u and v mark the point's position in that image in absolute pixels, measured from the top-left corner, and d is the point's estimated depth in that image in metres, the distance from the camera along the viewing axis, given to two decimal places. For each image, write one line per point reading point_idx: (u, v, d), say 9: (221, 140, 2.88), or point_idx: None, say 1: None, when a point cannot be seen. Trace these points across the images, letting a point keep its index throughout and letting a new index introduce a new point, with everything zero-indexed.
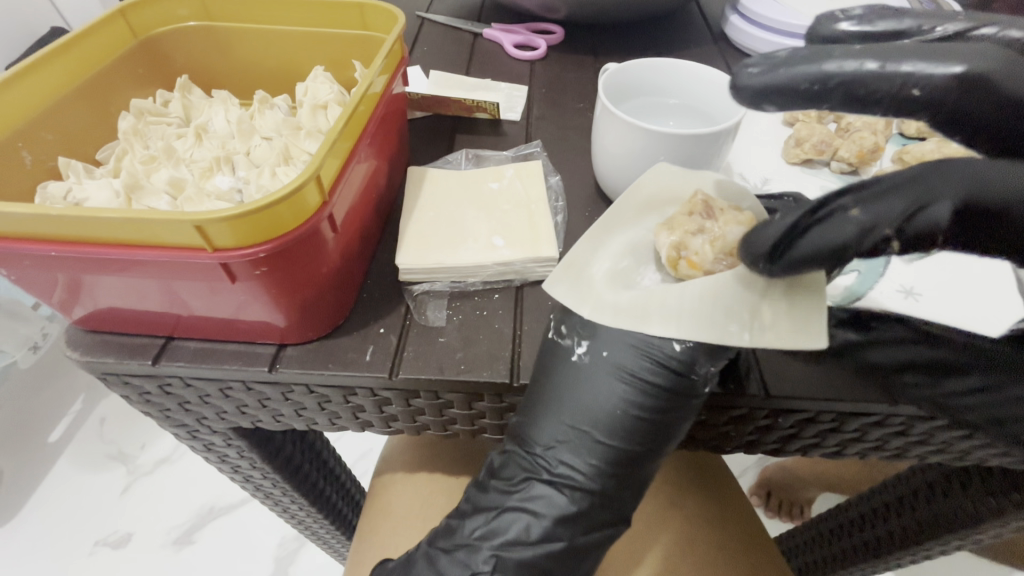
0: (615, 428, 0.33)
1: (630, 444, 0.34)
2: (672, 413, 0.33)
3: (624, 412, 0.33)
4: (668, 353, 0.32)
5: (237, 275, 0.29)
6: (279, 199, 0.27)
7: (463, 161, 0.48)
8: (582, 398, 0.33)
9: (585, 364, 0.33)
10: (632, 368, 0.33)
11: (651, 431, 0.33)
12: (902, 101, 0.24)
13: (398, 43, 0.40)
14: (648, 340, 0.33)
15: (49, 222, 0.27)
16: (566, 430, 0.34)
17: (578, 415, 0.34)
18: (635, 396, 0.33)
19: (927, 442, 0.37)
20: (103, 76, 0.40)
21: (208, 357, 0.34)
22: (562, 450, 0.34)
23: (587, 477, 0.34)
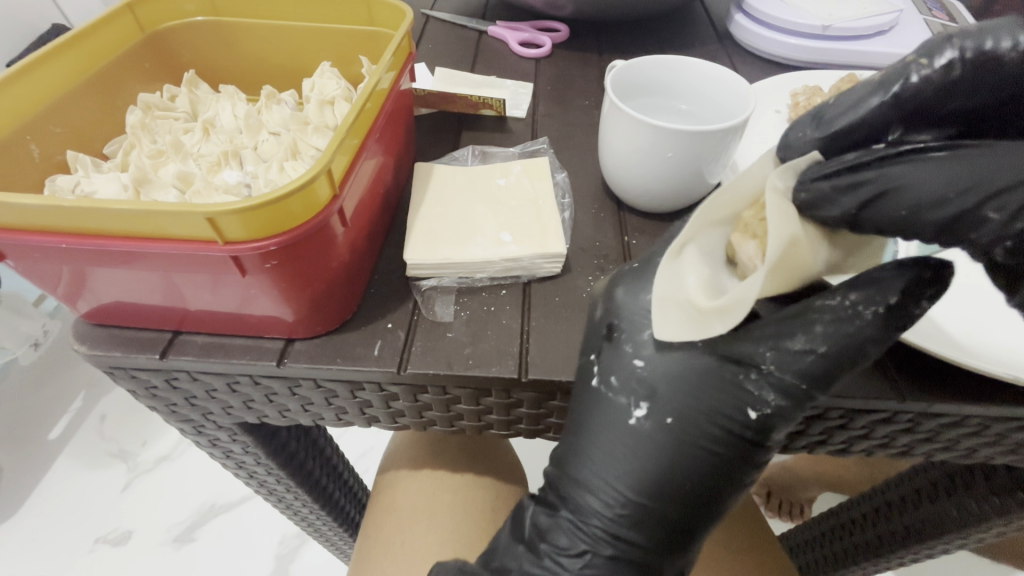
0: (680, 497, 0.32)
1: (696, 513, 0.33)
2: (738, 474, 0.33)
3: (691, 482, 0.32)
4: (738, 420, 0.31)
5: (247, 268, 0.29)
6: (289, 192, 0.27)
7: (470, 158, 0.48)
8: (645, 470, 0.32)
9: (647, 429, 0.32)
10: (697, 435, 0.31)
11: (715, 495, 0.33)
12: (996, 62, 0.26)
13: (406, 39, 0.40)
14: (715, 404, 0.31)
15: (59, 214, 0.27)
16: (627, 500, 0.33)
17: (640, 485, 0.32)
18: (702, 462, 0.32)
19: (934, 440, 0.37)
20: (111, 71, 0.40)
21: (215, 351, 0.34)
22: (626, 523, 0.33)
23: (651, 545, 0.34)
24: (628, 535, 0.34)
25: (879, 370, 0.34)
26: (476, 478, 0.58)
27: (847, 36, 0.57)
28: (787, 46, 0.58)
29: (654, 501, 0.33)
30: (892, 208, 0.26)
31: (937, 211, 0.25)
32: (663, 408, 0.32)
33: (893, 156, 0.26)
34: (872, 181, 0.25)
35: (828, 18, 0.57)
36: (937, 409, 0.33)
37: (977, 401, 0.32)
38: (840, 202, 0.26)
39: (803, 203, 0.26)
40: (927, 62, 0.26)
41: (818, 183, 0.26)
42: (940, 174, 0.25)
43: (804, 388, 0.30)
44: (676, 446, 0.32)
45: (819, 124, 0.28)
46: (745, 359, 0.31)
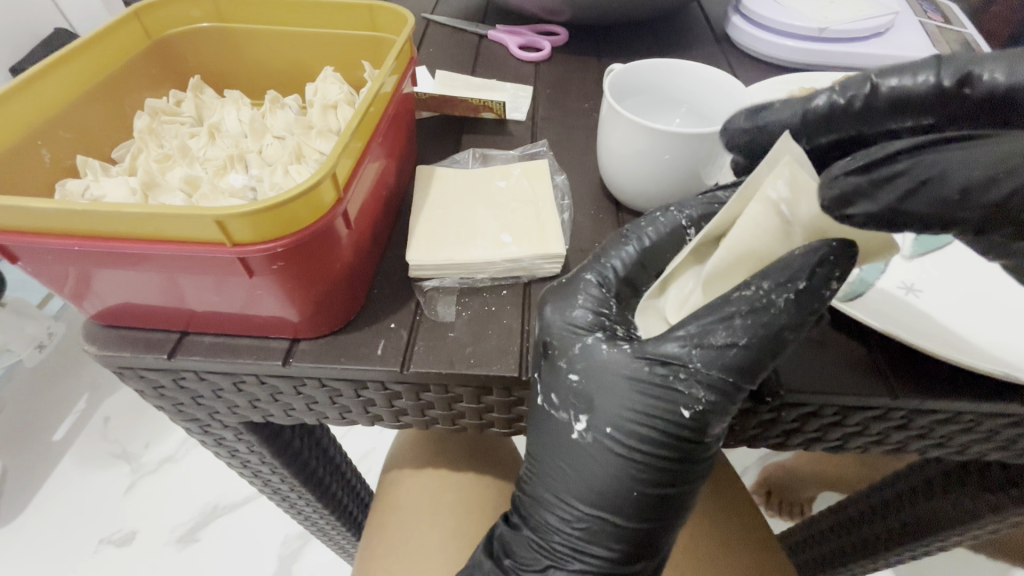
0: (632, 506, 0.33)
1: (652, 517, 0.34)
2: (686, 474, 0.33)
3: (640, 489, 0.33)
4: (674, 421, 0.32)
5: (254, 269, 0.30)
6: (295, 196, 0.27)
7: (471, 161, 0.49)
8: (592, 483, 0.33)
9: (588, 442, 0.33)
10: (634, 441, 0.32)
11: (666, 499, 0.34)
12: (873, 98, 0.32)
13: (408, 44, 0.40)
14: (649, 407, 0.32)
15: (71, 218, 0.28)
16: (579, 514, 0.34)
17: (592, 498, 0.34)
18: (647, 468, 0.33)
19: (927, 436, 0.37)
20: (119, 77, 0.41)
21: (223, 351, 0.35)
22: (585, 538, 0.34)
23: (614, 556, 0.35)
24: (591, 550, 0.35)
25: (870, 367, 0.34)
26: (478, 477, 0.59)
27: (845, 38, 0.58)
28: (784, 48, 0.59)
29: (604, 512, 0.34)
30: (934, 198, 0.25)
31: (982, 194, 0.25)
32: (601, 420, 0.32)
33: (918, 148, 0.26)
34: (906, 173, 0.25)
35: (825, 20, 0.57)
36: (928, 405, 0.34)
37: (975, 399, 0.33)
38: (878, 197, 0.25)
39: (834, 199, 0.26)
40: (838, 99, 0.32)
41: (847, 179, 0.25)
42: (968, 162, 0.25)
43: (733, 381, 0.31)
44: (617, 455, 0.33)
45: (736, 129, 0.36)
46: (673, 362, 0.31)
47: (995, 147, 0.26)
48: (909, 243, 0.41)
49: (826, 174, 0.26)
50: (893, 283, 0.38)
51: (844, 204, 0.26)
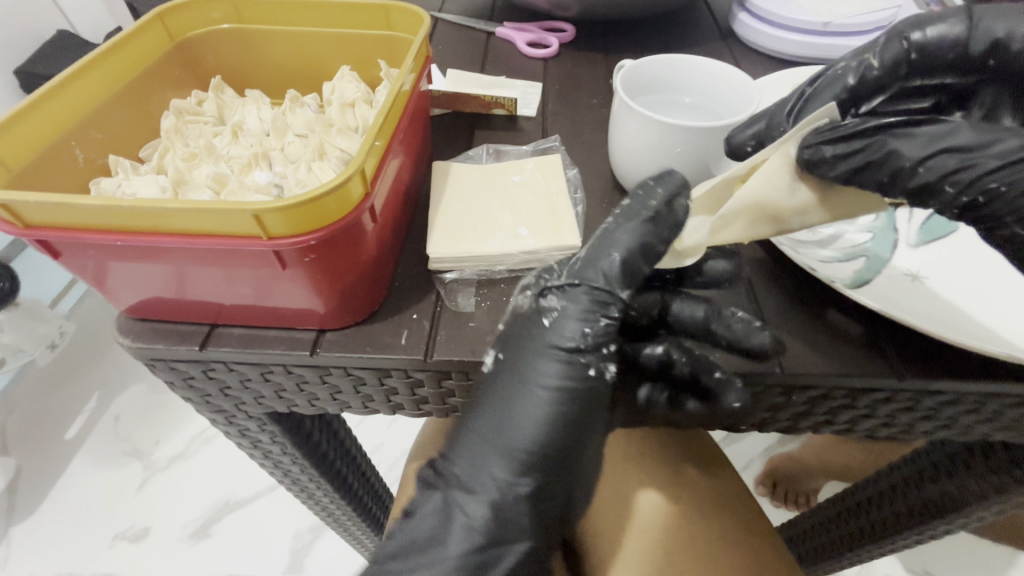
0: (516, 441, 0.33)
1: (560, 461, 0.33)
2: (599, 415, 0.34)
3: (554, 427, 0.33)
4: (560, 340, 0.33)
5: (286, 261, 0.31)
6: (329, 191, 0.29)
7: (484, 156, 0.50)
8: (507, 417, 0.33)
9: (491, 371, 0.34)
10: (529, 365, 0.33)
11: (556, 437, 0.33)
12: (915, 56, 0.31)
13: (425, 44, 0.42)
14: (542, 331, 0.34)
15: (114, 213, 0.29)
16: (467, 455, 0.34)
17: (503, 438, 0.33)
18: (565, 404, 0.33)
19: (933, 418, 0.39)
20: (145, 78, 0.42)
21: (252, 342, 0.36)
22: (470, 482, 0.34)
23: (519, 513, 0.33)
24: (495, 506, 0.33)
25: (879, 352, 0.36)
26: None
27: (850, 32, 0.59)
28: (788, 42, 0.60)
29: (492, 448, 0.33)
30: (877, 176, 0.29)
31: (911, 179, 0.29)
32: (518, 358, 0.34)
33: (884, 127, 0.29)
34: (872, 145, 0.29)
35: (830, 15, 0.58)
36: (934, 387, 0.35)
37: (979, 379, 0.34)
38: (837, 164, 0.29)
39: (807, 161, 0.30)
40: (880, 62, 0.32)
41: (821, 146, 0.29)
42: (917, 144, 0.28)
43: (609, 296, 0.34)
44: (510, 380, 0.34)
45: (792, 119, 0.34)
46: (599, 293, 0.34)
47: (934, 136, 0.29)
48: (916, 231, 0.42)
49: (809, 136, 0.30)
50: (899, 271, 0.39)
51: (811, 168, 0.30)
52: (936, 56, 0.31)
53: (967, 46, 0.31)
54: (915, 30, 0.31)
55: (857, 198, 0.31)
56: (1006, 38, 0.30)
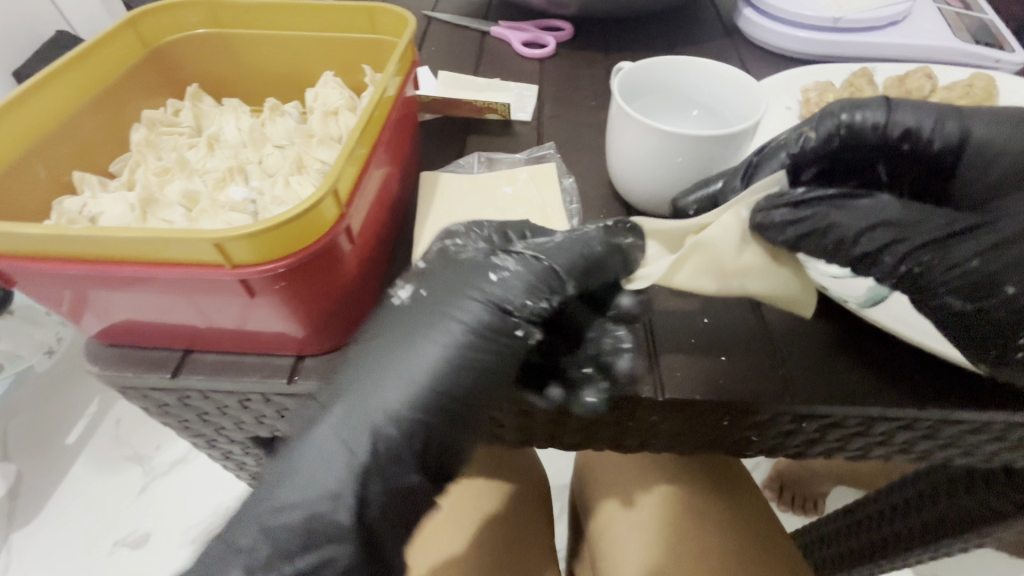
0: (414, 387, 0.29)
1: (443, 412, 0.30)
2: (503, 385, 0.31)
3: (461, 376, 0.30)
4: (490, 294, 0.31)
5: (256, 290, 0.29)
6: (298, 214, 0.26)
7: (476, 164, 0.47)
8: (416, 348, 0.30)
9: (403, 307, 0.31)
10: (450, 309, 0.30)
11: (459, 392, 0.30)
12: (848, 135, 0.31)
13: (410, 46, 0.39)
14: (471, 283, 0.31)
15: (67, 241, 0.27)
16: (346, 394, 0.29)
17: (403, 372, 0.29)
18: (480, 360, 0.30)
19: (953, 445, 0.36)
20: (116, 89, 0.40)
21: (227, 369, 0.34)
22: (339, 427, 0.29)
23: (386, 469, 0.29)
24: (372, 449, 0.29)
25: (897, 377, 0.33)
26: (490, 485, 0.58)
27: (860, 29, 0.56)
28: (796, 39, 0.57)
29: (378, 392, 0.29)
30: (823, 243, 0.29)
31: (853, 248, 0.29)
32: (438, 298, 0.31)
33: (834, 195, 0.29)
34: (815, 216, 0.29)
35: (839, 11, 0.55)
36: (956, 416, 0.32)
37: (1002, 408, 0.32)
38: (785, 230, 0.29)
39: (760, 223, 0.30)
40: (817, 133, 0.31)
41: (776, 212, 0.29)
42: (864, 215, 0.28)
43: (558, 279, 0.31)
44: (423, 319, 0.30)
45: (740, 177, 0.34)
46: (556, 271, 0.31)
47: (874, 208, 0.28)
48: None
49: (766, 205, 0.30)
50: None
51: (761, 231, 0.30)
52: (865, 138, 0.31)
53: (887, 130, 0.31)
54: (846, 111, 0.31)
55: (788, 276, 0.31)
56: (955, 136, 0.31)
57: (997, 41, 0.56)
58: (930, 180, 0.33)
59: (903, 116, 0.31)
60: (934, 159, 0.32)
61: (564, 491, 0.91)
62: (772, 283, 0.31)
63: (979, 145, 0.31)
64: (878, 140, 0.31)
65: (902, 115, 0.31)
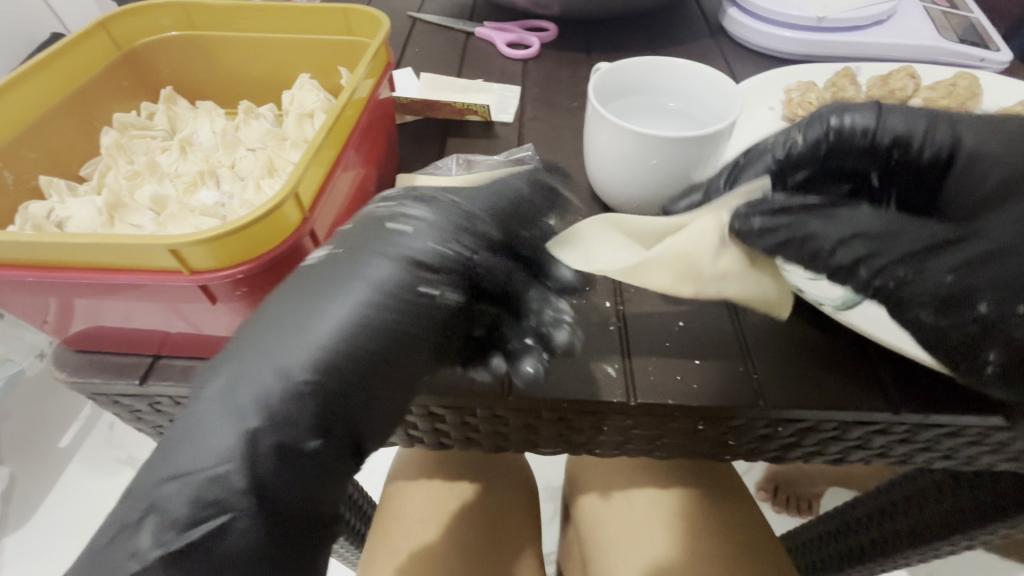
0: (313, 349, 0.26)
1: (351, 377, 0.27)
2: (421, 348, 0.29)
3: (368, 333, 0.27)
4: (408, 249, 0.29)
5: (217, 296, 0.28)
6: (256, 219, 0.26)
7: (454, 166, 0.47)
8: (320, 307, 0.27)
9: (318, 266, 0.28)
10: (363, 265, 0.28)
11: (367, 355, 0.28)
12: (835, 138, 0.31)
13: (383, 48, 0.39)
14: (388, 240, 0.29)
15: (23, 248, 0.26)
16: (240, 355, 0.27)
17: (300, 330, 0.27)
18: (389, 317, 0.28)
19: (931, 449, 0.36)
20: (85, 92, 0.40)
21: (196, 375, 0.34)
22: (229, 391, 0.26)
23: (277, 433, 0.26)
24: (263, 414, 0.26)
25: (872, 381, 0.33)
26: (475, 489, 0.58)
27: (844, 28, 0.56)
28: (779, 39, 0.56)
29: (273, 354, 0.26)
30: (801, 252, 0.29)
31: (829, 259, 0.29)
32: (355, 254, 0.28)
33: (811, 205, 0.29)
34: (793, 224, 0.28)
35: (822, 10, 0.55)
36: (931, 420, 0.32)
37: (977, 413, 0.31)
38: (763, 238, 0.29)
39: (740, 231, 0.29)
40: (803, 138, 0.31)
41: (754, 218, 0.29)
42: (842, 224, 0.28)
43: (484, 236, 0.32)
44: (335, 277, 0.28)
45: (722, 178, 0.33)
46: (461, 223, 0.31)
47: (850, 219, 0.28)
48: None
49: (747, 209, 0.29)
50: None
51: (741, 237, 0.29)
52: (850, 143, 0.31)
53: (875, 135, 0.30)
54: (834, 115, 0.31)
55: (761, 277, 0.31)
56: (948, 144, 0.30)
57: (981, 41, 0.55)
58: (920, 191, 0.32)
59: (892, 123, 0.30)
60: (921, 169, 0.31)
61: (556, 492, 0.91)
62: (746, 283, 0.31)
63: (974, 158, 0.30)
64: (864, 145, 0.31)
65: (890, 120, 0.30)
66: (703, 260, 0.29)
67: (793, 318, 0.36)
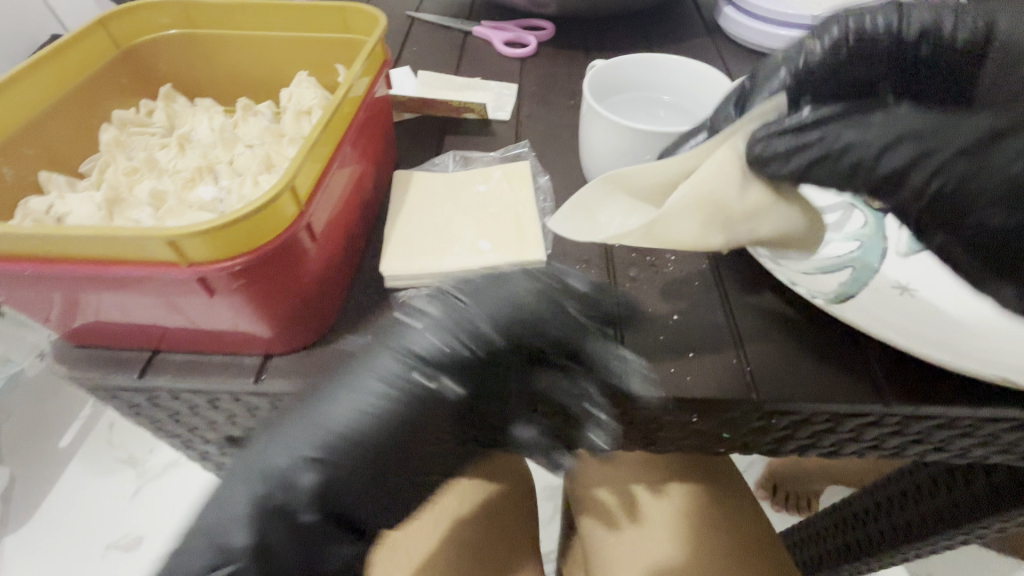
0: (326, 433, 0.30)
1: (360, 470, 0.31)
2: (434, 440, 0.32)
3: (371, 425, 0.30)
4: (411, 348, 0.31)
5: (215, 289, 0.29)
6: (252, 212, 0.27)
7: (451, 163, 0.48)
8: (336, 400, 0.31)
9: (353, 356, 0.33)
10: (377, 362, 0.31)
11: (370, 446, 0.30)
12: (856, 36, 0.28)
13: (379, 46, 0.39)
14: (399, 333, 0.32)
15: (23, 240, 0.27)
16: (275, 428, 0.31)
17: (314, 422, 0.30)
18: (397, 417, 0.30)
19: (925, 441, 0.36)
20: (85, 89, 0.40)
21: (195, 368, 0.34)
22: (257, 458, 0.31)
23: (284, 496, 0.30)
24: (270, 481, 0.30)
25: (862, 373, 0.33)
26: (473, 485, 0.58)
27: None
28: (774, 37, 0.57)
29: (297, 433, 0.30)
30: (840, 164, 0.25)
31: (876, 169, 0.25)
32: (372, 347, 0.32)
33: (840, 113, 0.26)
34: (824, 139, 0.25)
35: (817, 8, 0.56)
36: (922, 412, 0.32)
37: (968, 405, 0.32)
38: (789, 159, 0.26)
39: (759, 155, 0.27)
40: (822, 41, 0.29)
41: (776, 139, 0.26)
42: (885, 128, 0.25)
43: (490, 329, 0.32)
44: (353, 369, 0.32)
45: (732, 104, 0.31)
46: (467, 321, 0.32)
47: (889, 121, 0.25)
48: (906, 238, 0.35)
49: (755, 133, 0.27)
50: (886, 282, 0.32)
51: (761, 167, 0.27)
52: (872, 45, 0.29)
53: (899, 33, 0.29)
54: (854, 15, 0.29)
55: (793, 213, 0.29)
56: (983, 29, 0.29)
57: None
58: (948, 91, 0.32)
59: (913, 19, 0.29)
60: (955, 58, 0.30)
61: (555, 491, 0.91)
62: (779, 218, 0.29)
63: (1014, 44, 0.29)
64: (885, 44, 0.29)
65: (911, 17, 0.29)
66: (728, 203, 0.28)
67: (786, 311, 0.36)
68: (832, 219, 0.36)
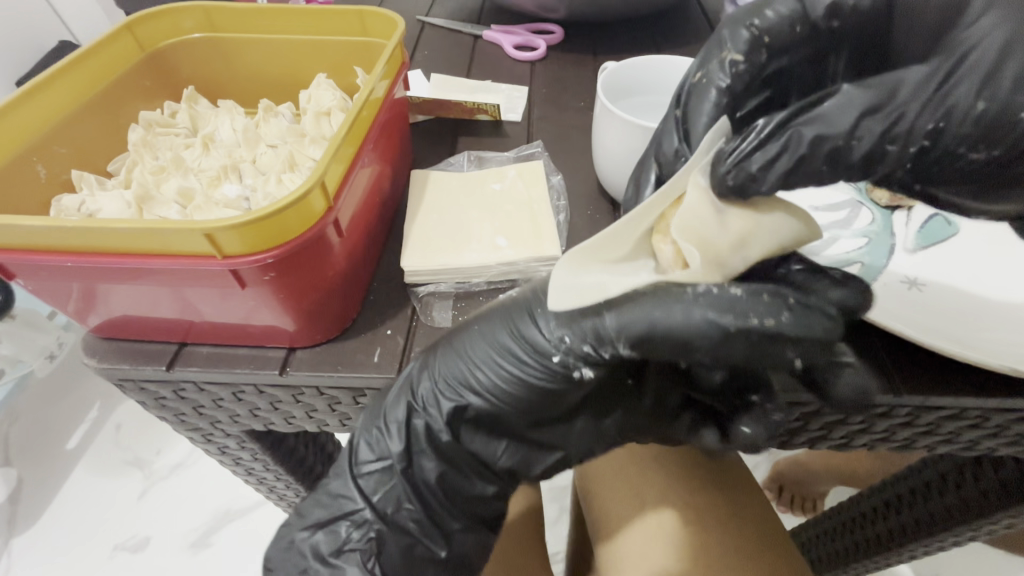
0: (466, 384, 0.33)
1: (498, 414, 0.33)
2: (563, 408, 0.34)
3: (504, 384, 0.32)
4: (538, 335, 0.31)
5: (246, 281, 0.30)
6: (285, 205, 0.28)
7: (466, 163, 0.49)
8: (475, 356, 0.33)
9: (495, 308, 0.34)
10: (512, 332, 0.32)
11: (505, 399, 0.33)
12: (771, 36, 0.30)
13: (398, 49, 0.40)
14: (534, 314, 0.32)
15: (64, 234, 0.28)
16: (420, 366, 0.34)
17: (457, 369, 0.33)
18: (529, 385, 0.32)
19: (934, 433, 0.37)
20: (112, 91, 0.41)
21: (221, 361, 0.35)
22: (401, 391, 0.34)
23: (424, 425, 0.34)
24: (408, 416, 0.33)
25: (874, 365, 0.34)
26: None
27: None
28: None
29: (440, 379, 0.33)
30: (821, 156, 0.24)
31: (852, 156, 0.24)
32: (509, 314, 0.33)
33: (792, 114, 0.24)
34: (791, 141, 0.24)
35: None
36: (932, 403, 0.33)
37: (978, 395, 0.32)
38: (766, 178, 0.24)
39: (734, 187, 0.25)
40: (744, 57, 0.30)
41: (735, 167, 0.25)
42: (844, 111, 0.24)
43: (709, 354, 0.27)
44: (492, 328, 0.33)
45: (676, 136, 0.31)
46: (598, 332, 0.30)
47: (844, 106, 0.24)
48: (913, 236, 0.38)
49: (716, 167, 0.25)
50: (895, 278, 0.36)
51: (741, 193, 0.25)
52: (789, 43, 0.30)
53: (802, 18, 0.30)
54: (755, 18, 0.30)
55: (782, 221, 0.26)
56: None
57: None
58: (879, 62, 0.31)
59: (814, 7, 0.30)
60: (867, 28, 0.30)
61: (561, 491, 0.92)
62: (768, 237, 0.26)
63: None
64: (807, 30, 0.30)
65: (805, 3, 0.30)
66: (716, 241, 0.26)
67: None
68: (843, 216, 0.39)
